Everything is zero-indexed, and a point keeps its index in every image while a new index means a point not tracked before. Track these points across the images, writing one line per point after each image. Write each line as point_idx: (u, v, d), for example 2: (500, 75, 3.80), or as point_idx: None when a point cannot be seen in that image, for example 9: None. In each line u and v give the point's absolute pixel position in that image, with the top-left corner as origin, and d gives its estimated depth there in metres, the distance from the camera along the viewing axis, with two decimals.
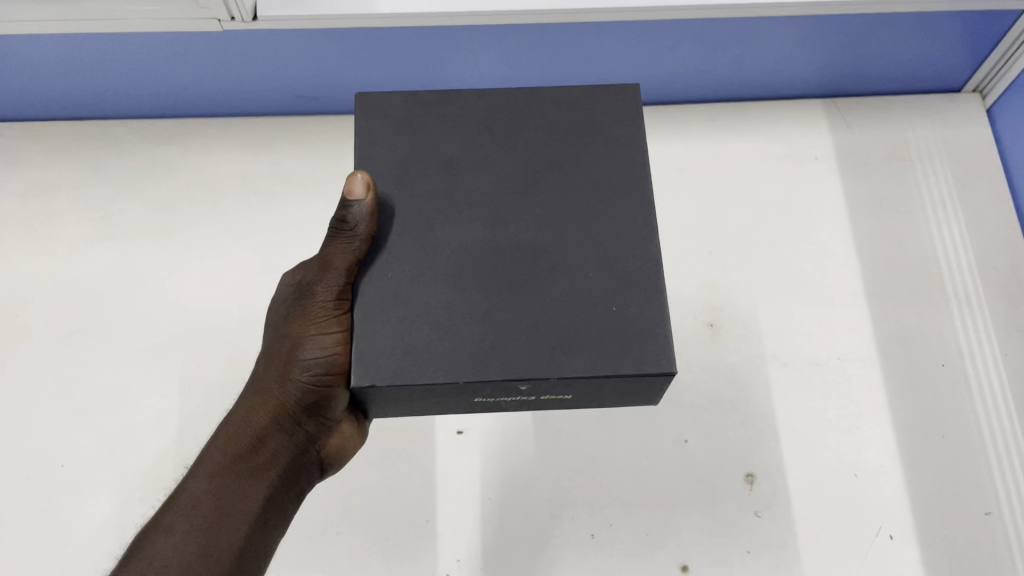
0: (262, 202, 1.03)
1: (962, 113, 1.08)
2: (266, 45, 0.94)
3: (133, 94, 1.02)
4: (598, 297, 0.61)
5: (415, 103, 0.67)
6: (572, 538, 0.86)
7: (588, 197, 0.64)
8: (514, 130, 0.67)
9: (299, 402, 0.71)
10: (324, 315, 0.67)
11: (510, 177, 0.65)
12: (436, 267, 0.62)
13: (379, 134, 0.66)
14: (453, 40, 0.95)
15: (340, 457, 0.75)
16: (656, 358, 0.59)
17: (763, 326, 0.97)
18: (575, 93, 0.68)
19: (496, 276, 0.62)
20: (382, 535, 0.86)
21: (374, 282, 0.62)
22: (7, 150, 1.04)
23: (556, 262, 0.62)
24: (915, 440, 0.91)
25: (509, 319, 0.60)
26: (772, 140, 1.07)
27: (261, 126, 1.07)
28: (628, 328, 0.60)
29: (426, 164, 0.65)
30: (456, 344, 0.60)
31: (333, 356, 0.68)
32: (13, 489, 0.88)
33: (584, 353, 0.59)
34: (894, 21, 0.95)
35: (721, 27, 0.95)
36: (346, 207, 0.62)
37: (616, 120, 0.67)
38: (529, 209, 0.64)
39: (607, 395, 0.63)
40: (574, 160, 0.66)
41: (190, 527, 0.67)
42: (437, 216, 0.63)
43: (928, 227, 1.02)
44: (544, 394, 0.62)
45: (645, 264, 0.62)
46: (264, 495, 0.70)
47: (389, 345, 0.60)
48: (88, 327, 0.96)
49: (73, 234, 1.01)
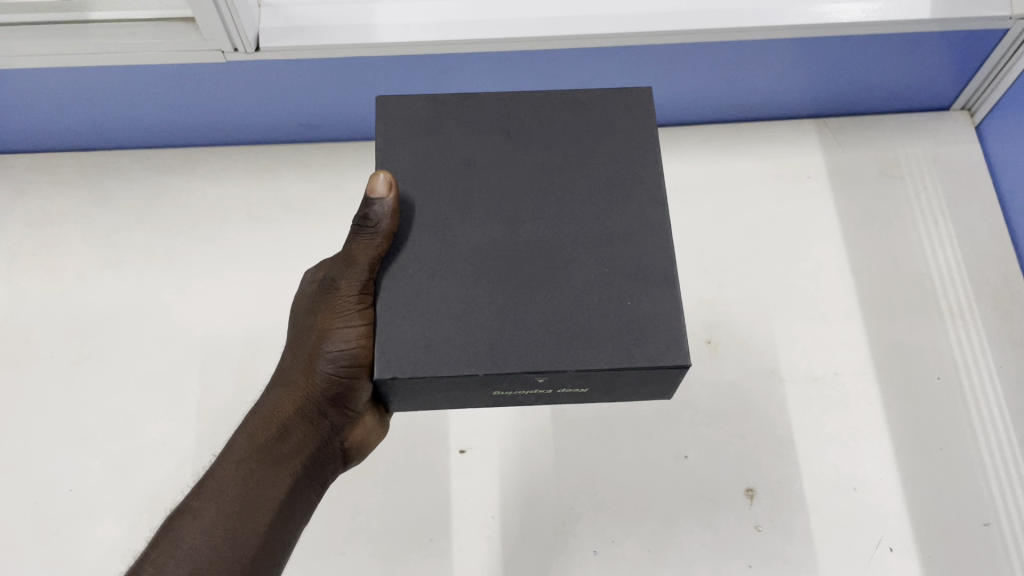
0: (265, 227, 1.05)
1: (952, 131, 1.11)
2: (269, 76, 0.97)
3: (139, 125, 1.05)
4: (612, 290, 0.63)
5: (432, 104, 0.70)
6: (575, 555, 0.87)
7: (602, 194, 0.66)
8: (529, 130, 0.69)
9: (324, 392, 0.72)
10: (348, 309, 0.68)
11: (526, 177, 0.67)
12: (457, 263, 0.64)
13: (397, 135, 0.68)
14: (452, 68, 0.98)
15: (363, 447, 0.77)
16: (670, 351, 0.60)
17: (761, 342, 0.98)
18: (588, 95, 0.71)
19: (514, 270, 0.63)
20: (386, 555, 0.86)
21: (397, 277, 0.63)
22: (15, 181, 1.07)
23: (572, 257, 0.64)
24: (914, 454, 0.91)
25: (526, 312, 0.62)
26: (766, 160, 1.10)
27: (264, 153, 1.09)
28: (642, 320, 0.61)
29: (444, 164, 0.67)
30: (476, 337, 0.61)
31: (357, 349, 0.69)
32: (18, 512, 0.89)
33: (601, 345, 0.61)
34: (880, 41, 0.98)
35: (711, 51, 0.99)
36: (367, 206, 0.63)
37: (628, 119, 0.69)
38: (545, 206, 0.66)
39: (622, 388, 0.64)
40: (587, 159, 0.68)
41: (217, 516, 0.68)
42: (456, 213, 0.65)
43: (920, 243, 1.04)
44: (562, 387, 0.63)
45: (658, 258, 0.64)
46: (290, 482, 0.71)
47: (411, 339, 0.61)
48: (95, 352, 0.97)
49: (80, 260, 1.03)
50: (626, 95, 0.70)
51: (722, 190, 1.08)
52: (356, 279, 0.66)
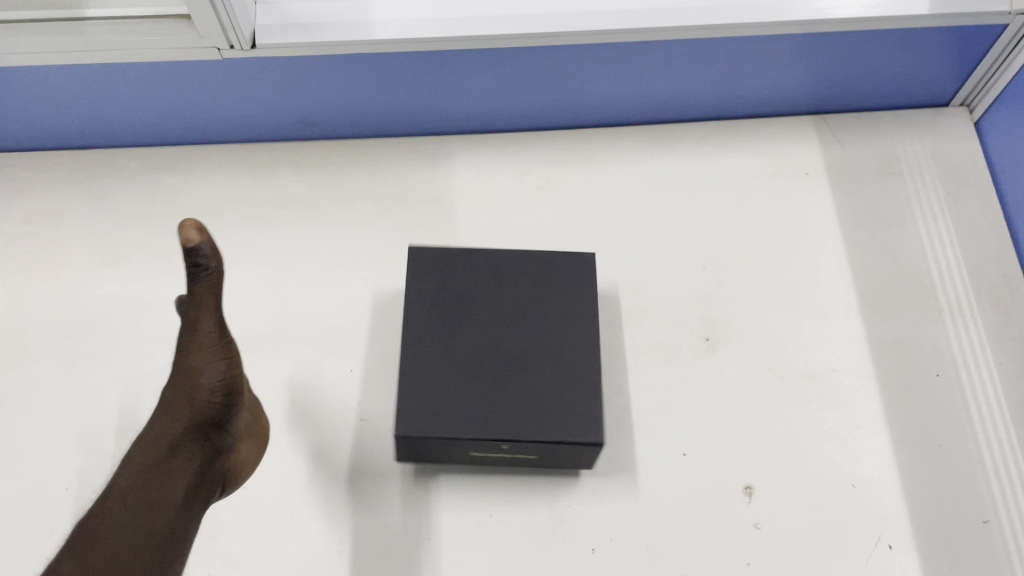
0: (262, 225, 1.04)
1: (951, 127, 1.10)
2: (264, 73, 0.96)
3: (135, 123, 1.05)
4: (556, 386, 0.85)
5: (445, 253, 0.92)
6: (573, 554, 0.86)
7: (556, 321, 0.89)
8: (506, 272, 0.91)
9: (210, 415, 0.76)
10: (210, 342, 0.76)
11: (503, 309, 0.89)
12: (453, 363, 0.85)
13: (418, 275, 0.90)
14: (449, 65, 0.98)
15: (242, 471, 0.81)
16: (591, 429, 0.83)
17: (759, 339, 0.98)
18: (552, 254, 0.93)
19: (491, 371, 0.85)
20: (384, 554, 0.86)
21: (415, 362, 0.85)
22: (11, 180, 1.07)
23: (531, 363, 0.86)
24: (913, 451, 0.91)
25: (495, 401, 0.84)
26: (764, 156, 1.09)
27: (261, 150, 1.09)
28: (579, 411, 0.84)
29: (449, 296, 0.89)
30: (468, 416, 0.82)
31: (233, 375, 0.77)
32: (12, 511, 0.88)
33: (550, 421, 0.83)
34: (878, 37, 0.98)
35: (709, 47, 0.98)
36: (190, 252, 0.71)
37: (577, 274, 0.92)
38: (517, 329, 0.88)
39: (559, 455, 0.85)
40: (546, 301, 0.90)
41: (107, 538, 0.69)
42: (455, 330, 0.87)
43: (919, 240, 1.03)
44: (521, 453, 0.85)
45: (589, 366, 0.86)
46: (179, 497, 0.73)
47: (421, 414, 0.82)
48: (91, 351, 0.97)
49: (76, 258, 1.03)
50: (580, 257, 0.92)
51: (721, 187, 1.07)
52: (213, 315, 0.75)
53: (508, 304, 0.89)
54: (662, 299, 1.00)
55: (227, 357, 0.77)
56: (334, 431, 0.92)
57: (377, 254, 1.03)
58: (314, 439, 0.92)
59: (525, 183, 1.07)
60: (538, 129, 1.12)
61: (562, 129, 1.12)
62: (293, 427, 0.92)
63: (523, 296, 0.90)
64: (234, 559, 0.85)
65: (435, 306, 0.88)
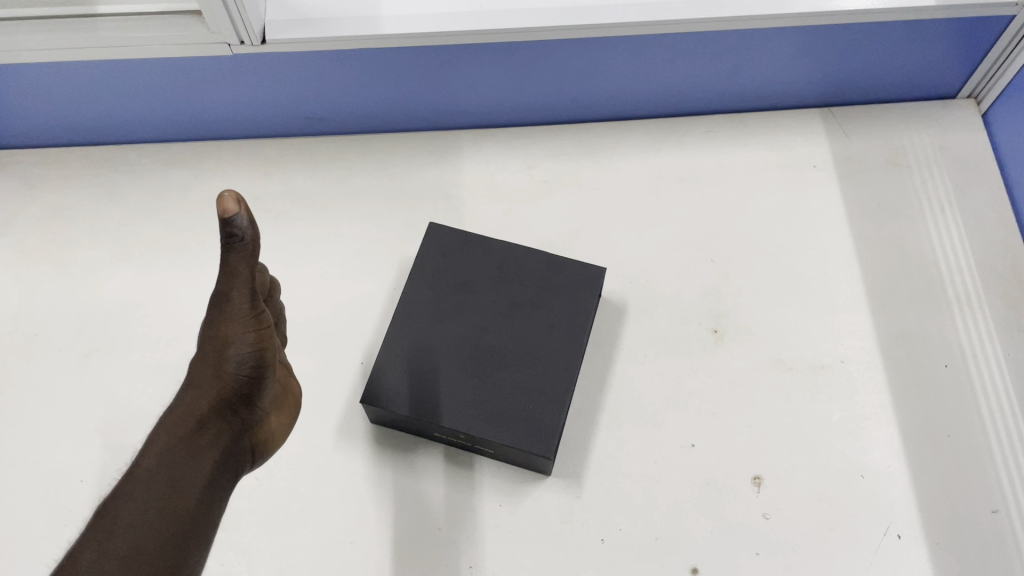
0: (271, 220, 1.05)
1: (958, 120, 1.10)
2: (275, 67, 0.97)
3: (146, 119, 1.06)
4: (530, 390, 0.86)
5: (461, 238, 0.95)
6: (582, 545, 0.87)
7: (547, 328, 0.90)
8: (515, 271, 0.93)
9: (239, 388, 0.72)
10: (243, 314, 0.70)
11: (501, 302, 0.91)
12: (437, 344, 0.88)
13: (431, 252, 0.94)
14: (459, 59, 0.98)
15: (266, 448, 0.77)
16: (536, 441, 0.83)
17: (767, 331, 0.98)
18: (564, 259, 0.94)
19: (474, 360, 0.88)
20: (395, 544, 0.86)
21: (400, 338, 0.89)
22: (24, 176, 1.08)
23: (512, 362, 0.88)
24: (921, 442, 0.91)
25: (466, 390, 0.86)
26: (771, 149, 1.10)
27: (270, 146, 1.10)
28: (542, 418, 0.85)
29: (452, 280, 0.92)
30: (430, 396, 0.85)
31: (263, 348, 0.72)
32: (28, 502, 0.89)
33: (509, 421, 0.84)
34: (886, 28, 0.98)
35: (718, 40, 0.98)
36: (228, 224, 0.63)
37: (583, 289, 0.93)
38: (507, 325, 0.90)
39: (514, 456, 0.87)
40: (544, 305, 0.91)
41: (136, 518, 0.63)
42: (446, 314, 0.90)
43: (927, 231, 1.03)
44: (479, 445, 0.87)
45: (565, 383, 0.86)
46: (208, 474, 0.68)
47: (391, 385, 0.86)
48: (104, 344, 0.98)
49: (89, 254, 1.04)
50: (589, 272, 0.93)
51: (728, 180, 1.08)
52: (246, 285, 0.69)
53: (511, 297, 0.91)
54: (669, 291, 1.01)
55: (258, 329, 0.71)
56: (344, 423, 0.93)
57: (385, 248, 1.03)
58: (326, 431, 0.92)
59: (533, 177, 1.08)
60: (545, 123, 1.13)
61: (569, 123, 1.13)
62: (303, 419, 0.93)
63: (525, 293, 0.92)
64: (247, 549, 0.86)
65: (435, 292, 0.91)
